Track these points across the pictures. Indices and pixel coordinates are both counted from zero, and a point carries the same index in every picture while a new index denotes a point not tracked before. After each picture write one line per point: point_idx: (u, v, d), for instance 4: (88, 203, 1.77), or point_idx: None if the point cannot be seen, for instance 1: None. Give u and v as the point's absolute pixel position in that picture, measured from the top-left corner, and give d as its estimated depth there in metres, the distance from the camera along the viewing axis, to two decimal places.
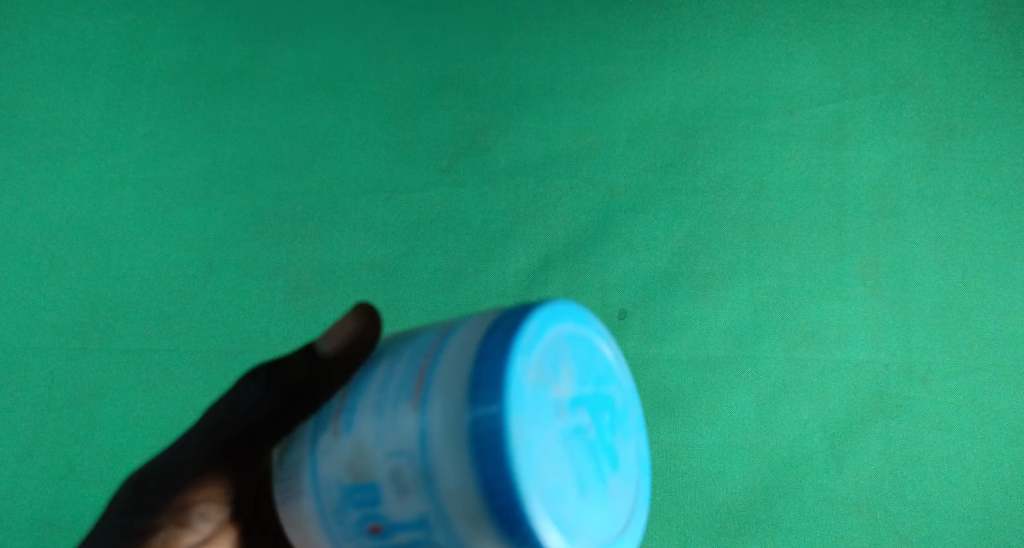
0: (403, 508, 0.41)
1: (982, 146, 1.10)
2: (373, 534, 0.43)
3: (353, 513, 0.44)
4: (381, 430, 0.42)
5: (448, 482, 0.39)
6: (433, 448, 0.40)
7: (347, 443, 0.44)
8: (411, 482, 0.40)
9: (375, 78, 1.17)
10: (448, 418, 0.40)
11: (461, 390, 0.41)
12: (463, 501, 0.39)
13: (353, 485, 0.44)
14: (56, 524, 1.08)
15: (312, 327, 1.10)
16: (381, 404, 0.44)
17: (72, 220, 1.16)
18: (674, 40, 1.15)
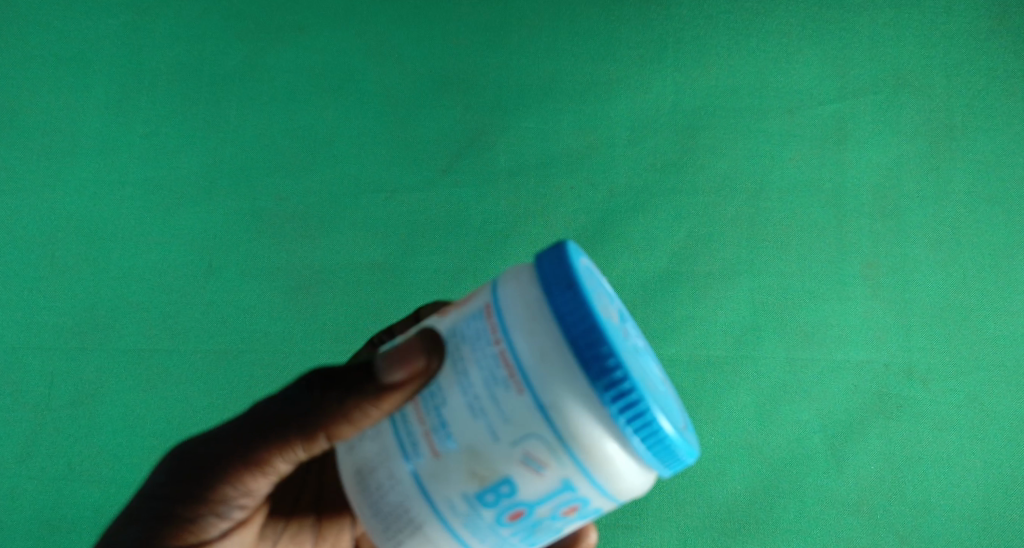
0: (546, 478, 0.49)
1: (982, 146, 1.10)
2: (514, 510, 0.51)
3: (493, 501, 0.51)
4: (497, 429, 0.49)
5: (589, 438, 0.48)
6: (562, 423, 0.48)
7: (458, 451, 0.50)
8: (549, 456, 0.49)
9: (375, 78, 1.17)
10: (570, 387, 0.48)
11: (567, 361, 0.48)
12: (605, 449, 0.49)
13: (481, 484, 0.50)
14: (56, 524, 1.08)
15: (312, 327, 1.10)
16: (479, 408, 0.49)
17: (71, 220, 1.16)
18: (674, 41, 1.15)
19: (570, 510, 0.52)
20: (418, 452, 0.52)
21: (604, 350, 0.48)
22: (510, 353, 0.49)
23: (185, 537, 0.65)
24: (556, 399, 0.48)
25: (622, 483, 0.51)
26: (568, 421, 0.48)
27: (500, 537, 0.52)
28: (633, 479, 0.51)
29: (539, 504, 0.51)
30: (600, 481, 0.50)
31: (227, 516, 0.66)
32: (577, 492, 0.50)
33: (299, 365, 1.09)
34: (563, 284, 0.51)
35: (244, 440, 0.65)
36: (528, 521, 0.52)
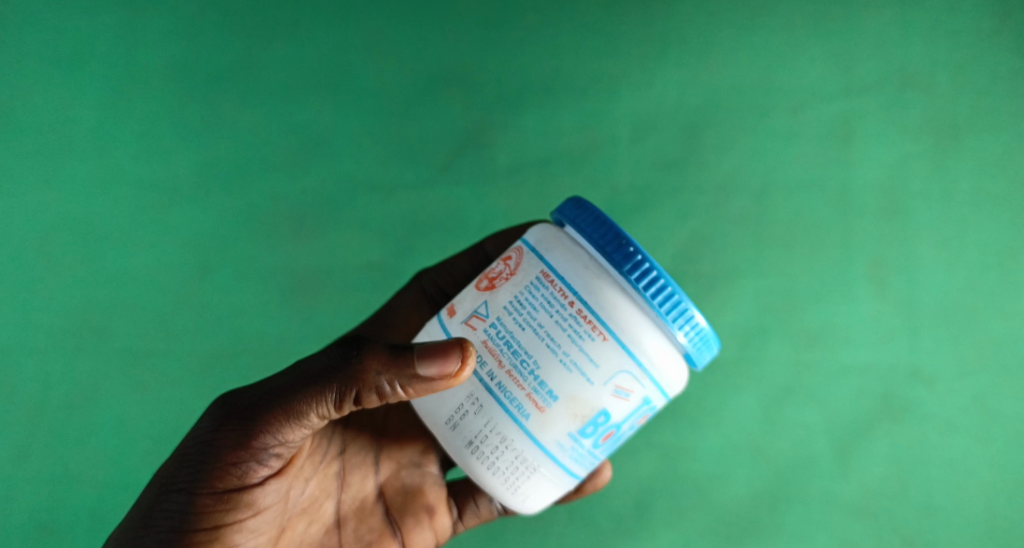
0: (632, 401, 0.66)
1: (986, 147, 1.08)
2: (609, 432, 0.68)
3: (596, 428, 0.67)
4: (591, 373, 0.65)
5: (659, 356, 0.66)
6: (641, 355, 0.65)
7: (563, 401, 0.65)
8: (634, 383, 0.65)
9: (374, 76, 1.14)
10: (641, 320, 0.65)
11: (627, 300, 0.65)
12: (668, 360, 0.67)
13: (585, 419, 0.66)
14: (54, 526, 1.08)
15: (310, 326, 1.13)
16: (574, 363, 0.64)
17: (65, 220, 1.14)
18: (677, 37, 1.11)
19: (646, 421, 0.69)
20: (529, 412, 0.65)
21: (631, 261, 0.65)
22: (587, 311, 0.64)
23: (230, 480, 0.67)
24: (632, 335, 0.64)
25: (680, 382, 0.69)
26: (643, 350, 0.65)
27: (597, 454, 0.69)
28: (684, 376, 0.70)
29: (627, 423, 0.68)
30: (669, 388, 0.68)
31: (265, 463, 0.69)
32: (653, 405, 0.68)
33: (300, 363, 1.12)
34: (598, 235, 0.67)
35: (277, 398, 0.67)
36: (619, 437, 0.69)
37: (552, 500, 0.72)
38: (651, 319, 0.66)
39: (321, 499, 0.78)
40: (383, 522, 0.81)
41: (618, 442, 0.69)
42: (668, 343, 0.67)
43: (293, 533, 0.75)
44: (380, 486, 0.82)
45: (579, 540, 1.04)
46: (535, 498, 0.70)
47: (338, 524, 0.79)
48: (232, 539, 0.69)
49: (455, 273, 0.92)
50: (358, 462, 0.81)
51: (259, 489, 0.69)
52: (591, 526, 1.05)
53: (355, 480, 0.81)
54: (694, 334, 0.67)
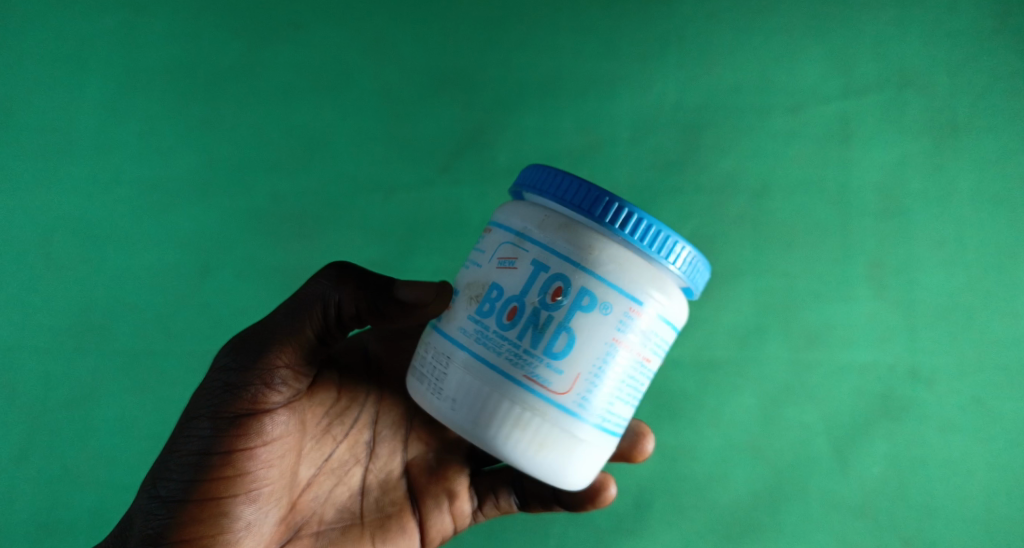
0: (521, 267, 0.66)
1: (985, 147, 1.08)
2: (510, 306, 0.65)
3: (495, 303, 0.66)
4: (481, 259, 0.70)
5: (535, 223, 0.68)
6: (515, 224, 0.69)
7: (461, 291, 0.69)
8: (516, 249, 0.67)
9: (375, 77, 1.15)
10: (525, 207, 0.70)
11: (513, 203, 0.72)
12: (546, 221, 0.67)
13: (481, 295, 0.67)
14: (54, 526, 1.08)
15: None
16: (469, 260, 0.71)
17: (67, 219, 1.15)
18: (676, 39, 1.12)
19: (555, 293, 0.65)
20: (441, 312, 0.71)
21: (547, 182, 0.69)
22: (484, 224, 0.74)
23: (242, 405, 0.70)
24: (505, 217, 0.70)
25: (575, 242, 0.66)
26: (515, 221, 0.69)
27: (510, 337, 0.65)
28: (586, 242, 0.66)
29: (524, 293, 0.65)
30: (556, 248, 0.66)
31: (275, 388, 0.71)
32: (545, 268, 0.65)
33: None
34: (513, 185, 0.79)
35: (283, 326, 0.72)
36: (526, 313, 0.65)
37: (498, 411, 0.66)
38: (531, 203, 0.70)
39: (349, 465, 0.81)
40: (406, 497, 0.83)
41: (530, 320, 0.65)
42: (547, 211, 0.69)
43: (317, 490, 0.78)
44: (406, 464, 0.84)
45: (578, 539, 1.05)
46: (468, 404, 0.66)
47: (361, 492, 0.81)
48: (242, 466, 0.70)
49: None
50: (386, 435, 0.84)
51: (269, 415, 0.71)
52: (591, 525, 1.05)
53: (383, 453, 0.83)
54: (567, 199, 0.68)
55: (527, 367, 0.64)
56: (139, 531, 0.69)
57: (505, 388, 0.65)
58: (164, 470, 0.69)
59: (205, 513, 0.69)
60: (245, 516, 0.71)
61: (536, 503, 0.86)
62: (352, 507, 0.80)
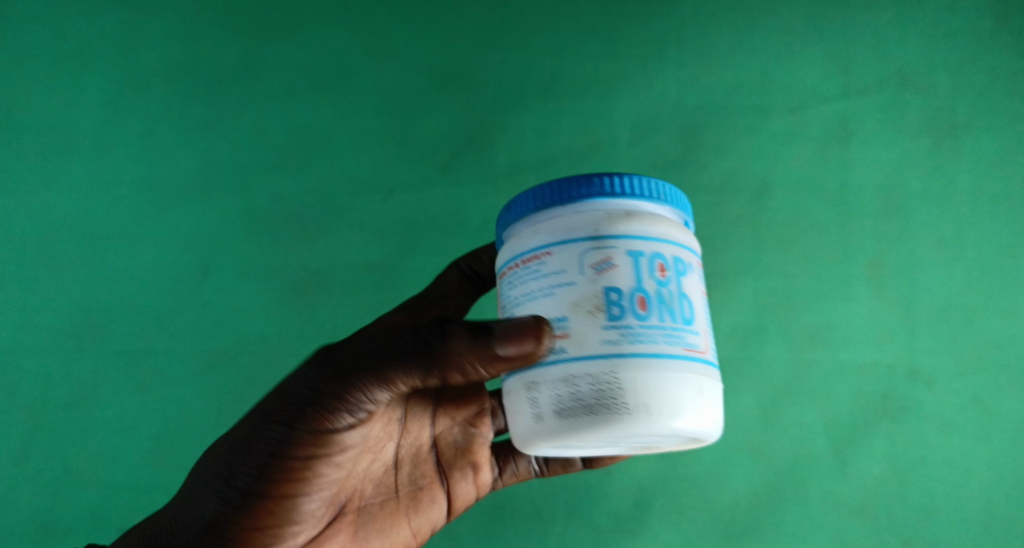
0: (620, 262, 0.67)
1: (985, 146, 1.08)
2: (638, 298, 0.66)
3: (621, 302, 0.66)
4: (570, 278, 0.67)
5: (601, 222, 0.68)
6: (581, 233, 0.68)
7: (570, 314, 0.66)
8: (603, 252, 0.67)
9: (375, 77, 1.15)
10: (568, 219, 0.69)
11: (542, 225, 0.70)
12: (609, 217, 0.69)
13: (604, 304, 0.66)
14: (53, 526, 1.07)
15: (309, 328, 1.10)
16: (548, 290, 0.67)
17: (69, 219, 1.15)
18: (675, 39, 1.13)
19: (661, 269, 0.68)
20: (559, 347, 0.66)
21: (572, 192, 0.70)
22: (523, 258, 0.70)
23: (322, 419, 0.70)
24: (559, 233, 0.68)
25: (643, 220, 0.69)
26: (577, 234, 0.68)
27: (653, 322, 0.66)
28: (647, 217, 0.70)
29: (642, 281, 0.67)
30: (635, 232, 0.68)
31: (353, 412, 0.70)
32: (642, 253, 0.67)
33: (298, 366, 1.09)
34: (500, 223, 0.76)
35: (371, 358, 0.70)
36: (653, 297, 0.67)
37: (680, 389, 0.66)
38: (571, 213, 0.70)
39: (383, 441, 0.79)
40: (434, 471, 0.84)
41: (659, 300, 0.67)
42: (596, 210, 0.69)
43: (359, 470, 0.77)
44: (433, 437, 0.84)
45: (578, 539, 1.04)
46: (645, 402, 0.65)
47: (395, 466, 0.81)
48: (318, 470, 0.71)
49: (486, 259, 0.95)
50: (417, 413, 0.82)
51: (345, 429, 0.71)
52: (590, 525, 1.05)
53: (414, 428, 0.83)
54: (605, 191, 0.70)
55: (683, 339, 0.67)
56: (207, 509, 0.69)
57: (678, 365, 0.66)
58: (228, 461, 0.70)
59: (274, 504, 0.69)
60: (306, 508, 0.71)
61: (557, 466, 0.91)
62: (389, 483, 0.80)
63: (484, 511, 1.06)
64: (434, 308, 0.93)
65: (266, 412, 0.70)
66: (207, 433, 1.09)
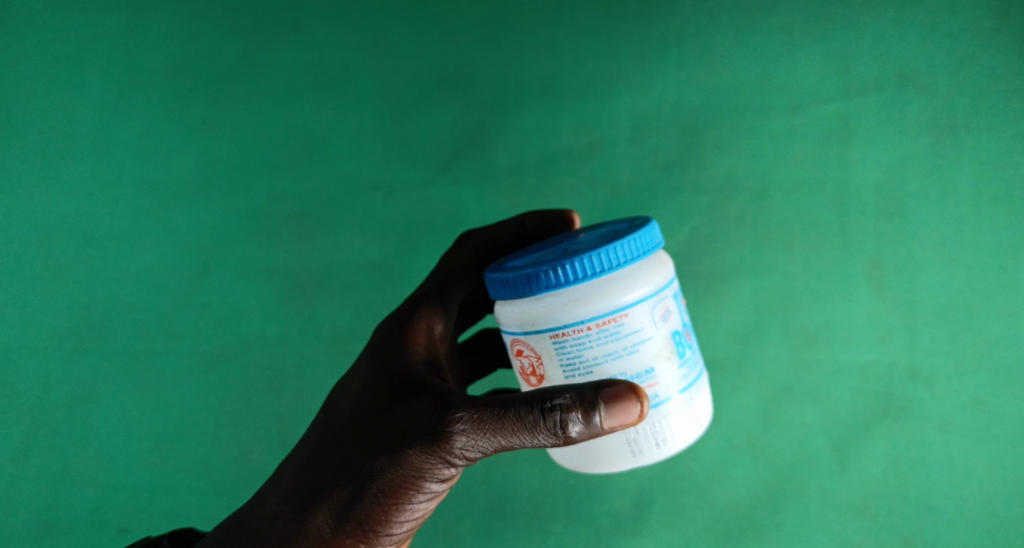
0: (673, 306, 0.75)
1: (985, 146, 1.08)
2: (687, 331, 0.77)
3: (682, 338, 0.76)
4: (649, 333, 0.73)
5: (653, 277, 0.75)
6: (646, 291, 0.73)
7: (653, 362, 0.73)
8: (664, 303, 0.74)
9: (374, 77, 1.15)
10: (628, 279, 0.73)
11: (602, 286, 0.73)
12: (655, 270, 0.75)
13: (673, 348, 0.74)
14: (52, 527, 1.10)
15: (310, 326, 1.12)
16: (633, 347, 0.72)
17: (68, 220, 1.15)
18: (676, 38, 1.12)
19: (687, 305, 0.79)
20: (654, 393, 0.73)
21: (623, 252, 0.74)
22: (596, 323, 0.71)
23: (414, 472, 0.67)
24: (628, 294, 0.72)
25: (667, 265, 0.78)
26: (643, 292, 0.73)
27: (696, 348, 0.78)
28: (663, 260, 0.79)
29: (688, 318, 0.77)
30: (670, 276, 0.77)
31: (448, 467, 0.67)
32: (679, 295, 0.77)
33: (299, 365, 1.11)
34: (541, 284, 0.73)
35: (482, 420, 0.66)
36: (691, 330, 0.78)
37: (708, 394, 0.81)
38: (626, 272, 0.74)
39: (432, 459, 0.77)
40: None
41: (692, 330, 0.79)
42: (645, 265, 0.75)
43: None
44: None
45: (578, 538, 1.05)
46: (704, 409, 0.79)
47: None
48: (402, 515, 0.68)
49: (501, 244, 0.97)
50: None
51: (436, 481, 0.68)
52: (591, 525, 1.05)
53: None
54: (643, 247, 0.75)
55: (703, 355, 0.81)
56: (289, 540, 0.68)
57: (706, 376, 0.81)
58: (286, 509, 0.69)
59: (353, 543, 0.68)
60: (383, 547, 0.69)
61: None
62: None
63: (484, 511, 1.06)
64: (427, 304, 0.89)
65: (332, 458, 0.71)
66: (212, 430, 1.11)
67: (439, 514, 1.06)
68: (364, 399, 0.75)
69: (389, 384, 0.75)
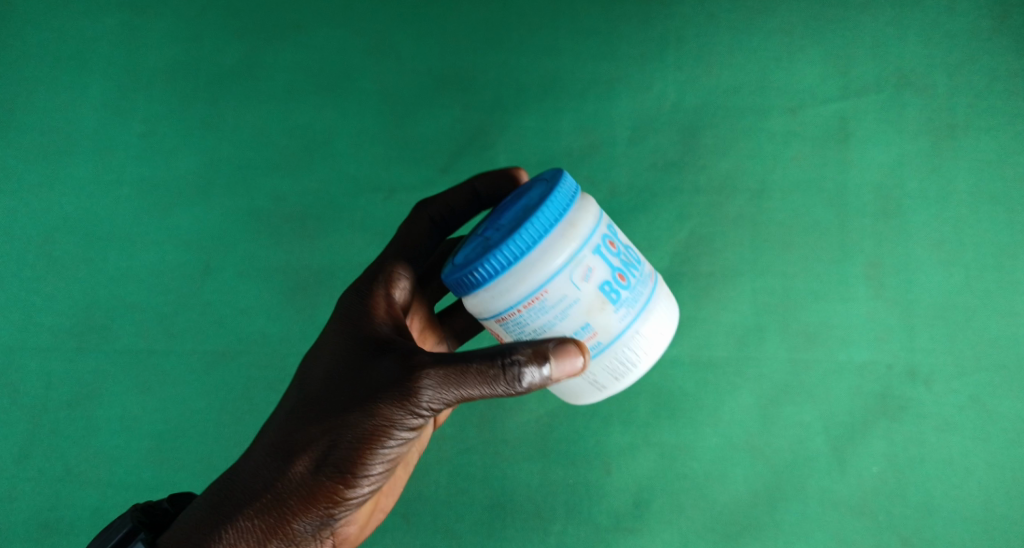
0: (595, 259, 0.67)
1: (984, 146, 1.09)
2: (620, 274, 0.69)
3: (615, 285, 0.69)
4: (574, 298, 0.67)
5: (564, 243, 0.67)
6: (560, 263, 0.66)
7: (587, 323, 0.68)
8: (582, 265, 0.67)
9: (375, 78, 1.16)
10: (540, 256, 0.66)
11: (517, 272, 0.66)
12: (565, 234, 0.67)
13: (607, 300, 0.68)
14: (53, 526, 1.07)
15: (311, 327, 1.11)
16: (564, 317, 0.67)
17: (71, 219, 1.15)
18: (675, 40, 1.13)
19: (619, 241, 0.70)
20: (597, 348, 0.70)
21: (528, 237, 0.66)
22: (522, 311, 0.67)
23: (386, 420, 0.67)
24: (541, 272, 0.66)
25: (587, 212, 0.69)
26: (558, 260, 0.66)
27: (637, 281, 0.70)
28: (581, 210, 0.69)
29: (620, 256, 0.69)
30: (586, 228, 0.68)
31: (420, 415, 0.67)
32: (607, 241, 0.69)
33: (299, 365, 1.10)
34: (467, 289, 0.69)
35: (450, 367, 0.65)
36: (628, 267, 0.70)
37: (668, 311, 0.75)
38: (539, 248, 0.66)
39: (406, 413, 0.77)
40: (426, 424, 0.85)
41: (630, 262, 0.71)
42: (556, 233, 0.67)
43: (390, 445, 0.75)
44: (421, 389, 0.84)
45: (578, 538, 1.05)
46: (660, 330, 0.73)
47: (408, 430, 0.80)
48: (376, 464, 0.68)
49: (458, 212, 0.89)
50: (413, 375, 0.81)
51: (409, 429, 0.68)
52: (590, 524, 1.05)
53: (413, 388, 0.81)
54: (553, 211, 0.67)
55: (652, 277, 0.73)
56: (274, 485, 0.68)
57: (661, 295, 0.74)
58: (265, 460, 0.69)
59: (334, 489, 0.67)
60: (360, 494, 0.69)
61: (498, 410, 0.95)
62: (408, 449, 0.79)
63: (484, 510, 1.06)
64: (389, 266, 0.80)
65: (305, 411, 0.70)
66: (210, 431, 1.09)
67: (438, 513, 1.06)
68: (333, 355, 0.73)
69: (356, 341, 0.73)
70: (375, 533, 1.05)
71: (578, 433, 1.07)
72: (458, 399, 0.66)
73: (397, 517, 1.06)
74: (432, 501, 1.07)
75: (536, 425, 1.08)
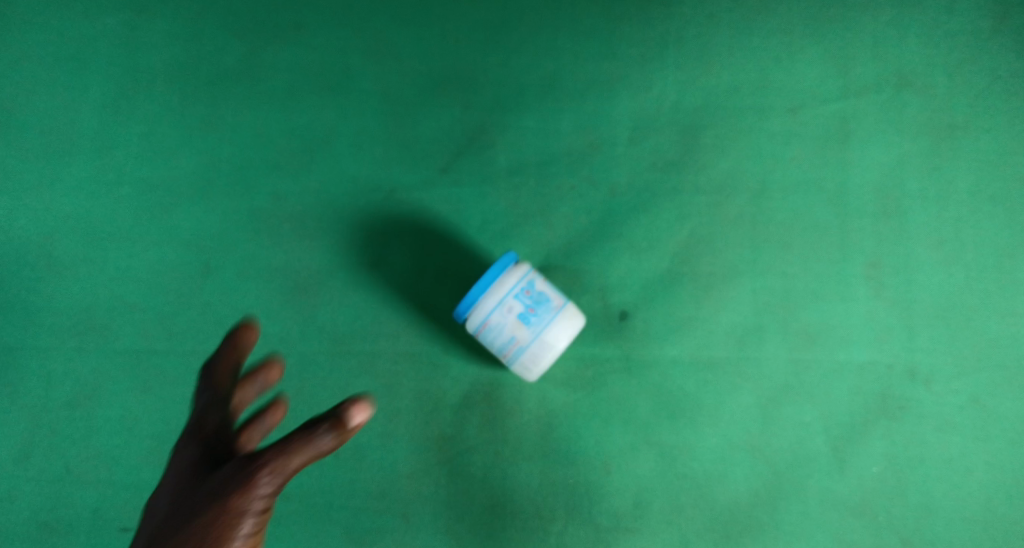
0: (514, 297, 1.01)
1: (984, 146, 1.09)
2: (532, 302, 1.01)
3: (527, 309, 1.01)
4: (502, 321, 1.01)
5: (495, 289, 1.01)
6: (493, 302, 1.01)
7: (512, 340, 1.01)
8: (506, 298, 1.01)
9: (374, 78, 1.16)
10: (483, 298, 1.01)
11: (471, 311, 1.01)
12: (497, 286, 1.01)
13: (523, 323, 1.01)
14: (54, 525, 1.08)
15: (311, 327, 1.11)
16: (498, 332, 1.01)
17: (71, 219, 1.15)
18: (675, 40, 1.13)
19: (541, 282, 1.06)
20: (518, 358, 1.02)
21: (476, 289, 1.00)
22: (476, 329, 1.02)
23: (235, 508, 0.76)
24: (483, 309, 1.01)
25: (511, 270, 1.02)
26: (492, 301, 1.01)
27: (543, 307, 1.02)
28: (506, 269, 1.02)
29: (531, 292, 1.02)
30: (509, 277, 1.01)
31: (263, 496, 0.77)
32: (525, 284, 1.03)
33: (300, 365, 1.10)
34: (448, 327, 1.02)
35: (277, 448, 0.77)
36: (540, 300, 1.02)
37: (570, 322, 1.03)
38: (483, 297, 1.01)
39: None
40: None
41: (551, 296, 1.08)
42: (490, 286, 1.00)
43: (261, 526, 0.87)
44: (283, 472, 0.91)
45: (578, 538, 1.05)
46: (567, 331, 1.03)
47: None
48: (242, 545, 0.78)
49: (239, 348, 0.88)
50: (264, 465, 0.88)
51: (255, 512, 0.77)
52: (590, 523, 1.05)
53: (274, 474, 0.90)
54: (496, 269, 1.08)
55: (556, 301, 1.03)
56: None
57: (560, 309, 1.03)
58: None
59: None
60: None
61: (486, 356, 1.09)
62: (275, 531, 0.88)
63: (484, 511, 1.06)
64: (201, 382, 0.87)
65: (180, 505, 0.80)
66: None
67: (438, 513, 1.06)
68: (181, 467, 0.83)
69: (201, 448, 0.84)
70: (376, 532, 1.06)
71: (578, 434, 1.07)
72: (291, 469, 0.77)
73: (397, 517, 1.06)
74: (432, 501, 1.07)
75: (536, 425, 1.07)
